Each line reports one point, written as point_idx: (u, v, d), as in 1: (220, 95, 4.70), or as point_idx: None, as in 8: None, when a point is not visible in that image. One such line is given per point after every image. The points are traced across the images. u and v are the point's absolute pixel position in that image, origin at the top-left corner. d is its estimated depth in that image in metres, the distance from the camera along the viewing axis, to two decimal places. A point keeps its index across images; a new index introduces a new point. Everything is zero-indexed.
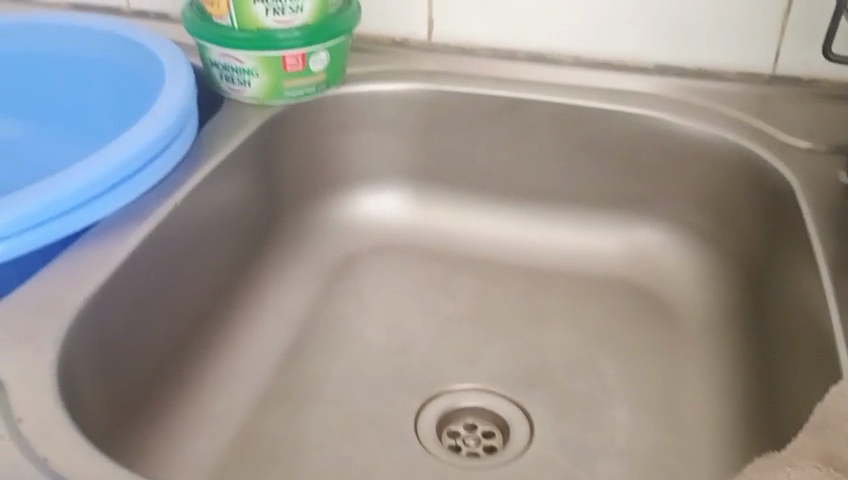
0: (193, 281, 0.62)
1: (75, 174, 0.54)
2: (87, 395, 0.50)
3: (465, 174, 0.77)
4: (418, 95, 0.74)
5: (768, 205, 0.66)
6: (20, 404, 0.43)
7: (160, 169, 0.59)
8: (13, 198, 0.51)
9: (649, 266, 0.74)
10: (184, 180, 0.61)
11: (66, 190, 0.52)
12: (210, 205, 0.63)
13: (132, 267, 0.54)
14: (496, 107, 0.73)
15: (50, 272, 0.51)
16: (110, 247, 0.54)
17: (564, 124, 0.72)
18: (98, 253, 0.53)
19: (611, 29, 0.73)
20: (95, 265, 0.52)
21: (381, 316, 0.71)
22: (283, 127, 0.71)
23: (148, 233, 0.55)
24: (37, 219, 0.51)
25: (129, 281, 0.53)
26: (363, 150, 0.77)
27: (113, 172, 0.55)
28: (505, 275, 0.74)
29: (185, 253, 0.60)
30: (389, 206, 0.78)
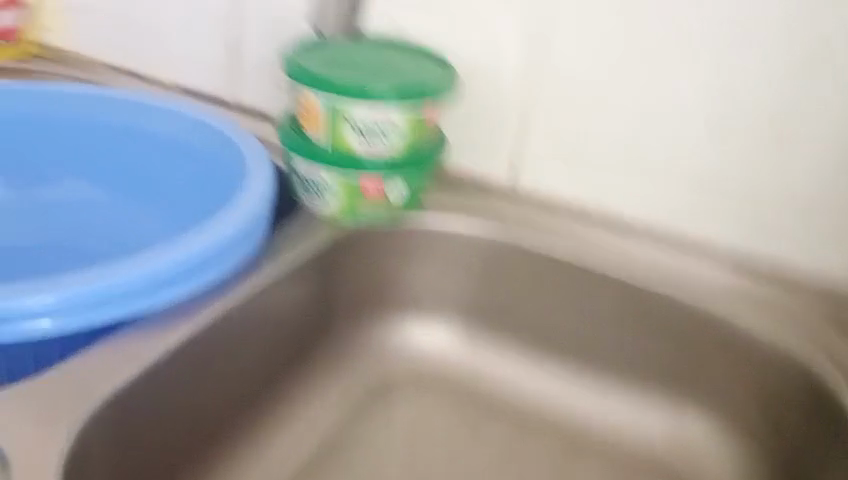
0: (226, 383, 0.61)
1: (137, 262, 0.55)
2: None
3: (519, 325, 0.76)
4: (487, 239, 0.74)
5: (822, 425, 0.62)
6: None
7: (221, 269, 0.59)
8: (72, 278, 0.52)
9: (689, 459, 0.71)
10: (245, 280, 0.61)
11: (123, 279, 0.53)
12: (265, 311, 0.63)
13: (167, 366, 0.53)
14: (560, 265, 0.72)
15: (86, 358, 0.51)
16: (151, 342, 0.54)
17: (625, 296, 0.71)
18: (136, 347, 0.53)
19: (691, 207, 0.71)
20: (130, 359, 0.52)
21: (405, 455, 0.70)
22: (350, 247, 0.72)
23: (192, 333, 0.55)
24: (88, 303, 0.52)
25: (161, 380, 0.53)
26: (423, 282, 0.77)
27: (172, 268, 0.55)
28: (536, 438, 0.72)
29: (228, 356, 0.60)
30: (437, 343, 0.78)
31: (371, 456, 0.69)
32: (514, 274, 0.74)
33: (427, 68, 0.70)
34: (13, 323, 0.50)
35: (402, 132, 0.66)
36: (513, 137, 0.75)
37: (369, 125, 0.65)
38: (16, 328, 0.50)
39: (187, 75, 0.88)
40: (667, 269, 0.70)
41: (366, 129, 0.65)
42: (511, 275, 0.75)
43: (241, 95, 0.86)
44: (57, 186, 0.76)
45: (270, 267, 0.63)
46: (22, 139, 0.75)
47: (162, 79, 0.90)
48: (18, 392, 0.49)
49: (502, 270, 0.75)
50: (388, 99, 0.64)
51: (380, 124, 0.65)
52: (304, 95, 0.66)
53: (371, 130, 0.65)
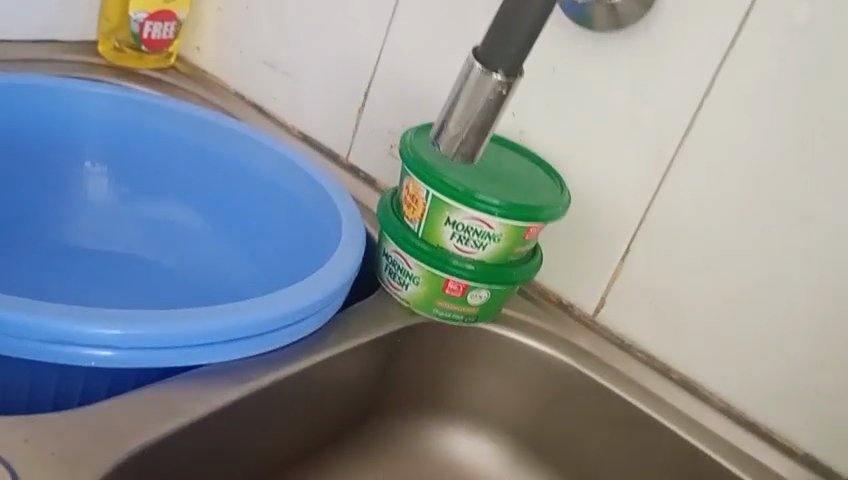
0: (262, 448, 0.60)
1: (219, 312, 0.54)
2: None
3: (566, 461, 0.74)
4: (557, 367, 0.72)
5: None
6: None
7: (286, 337, 0.58)
8: (143, 314, 0.51)
9: None
10: (312, 350, 0.60)
11: (202, 326, 0.52)
12: (316, 386, 0.61)
13: (210, 423, 0.52)
14: (625, 415, 0.70)
15: (133, 398, 0.50)
16: (202, 395, 0.52)
17: (683, 467, 0.68)
18: (186, 399, 0.51)
19: (777, 396, 0.67)
20: (177, 410, 0.50)
21: None
22: (418, 337, 0.71)
23: (243, 396, 0.54)
24: (152, 343, 0.51)
25: (199, 436, 0.52)
26: (482, 390, 0.75)
27: (242, 327, 0.54)
28: None
29: (268, 423, 0.58)
30: (479, 455, 0.76)
31: None
32: (574, 411, 0.72)
33: (541, 184, 0.69)
34: (80, 346, 0.49)
35: (499, 241, 0.65)
36: (609, 272, 0.73)
37: (466, 226, 0.64)
38: (79, 352, 0.49)
39: (311, 123, 0.89)
40: (733, 452, 0.67)
41: (465, 229, 0.65)
42: (572, 409, 0.72)
43: (356, 156, 0.87)
44: (162, 204, 0.79)
45: (339, 341, 0.62)
46: (139, 154, 0.78)
47: (284, 121, 0.92)
48: (74, 413, 0.47)
49: (565, 402, 0.73)
50: (491, 206, 0.63)
51: (477, 228, 0.64)
52: (410, 181, 0.66)
53: (470, 231, 0.65)
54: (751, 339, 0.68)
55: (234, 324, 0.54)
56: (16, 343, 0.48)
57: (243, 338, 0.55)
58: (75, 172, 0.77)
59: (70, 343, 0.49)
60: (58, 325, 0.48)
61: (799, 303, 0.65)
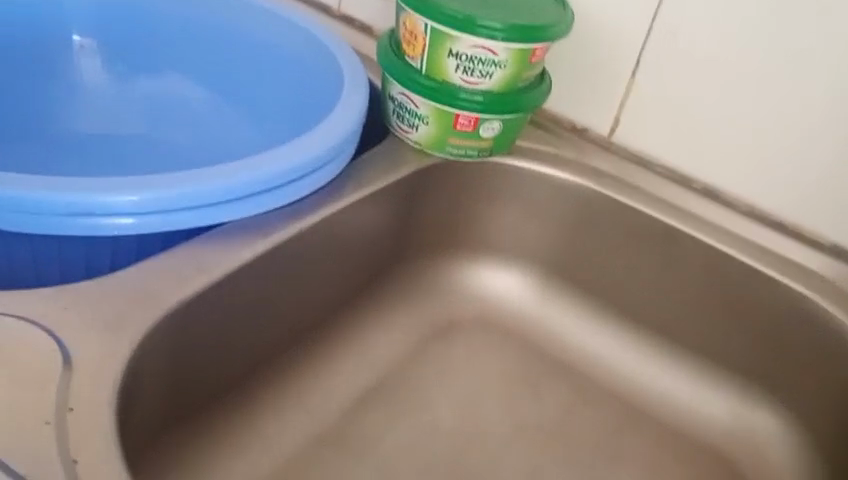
0: (294, 302, 0.62)
1: (233, 169, 0.53)
2: (144, 390, 0.49)
3: (594, 283, 0.75)
4: (576, 191, 0.72)
5: None
6: (81, 376, 0.42)
7: (304, 188, 0.58)
8: (158, 178, 0.51)
9: (748, 446, 0.69)
10: (331, 198, 0.60)
11: (220, 184, 0.52)
12: (339, 235, 0.62)
13: (239, 278, 0.53)
14: (648, 230, 0.70)
15: (160, 259, 0.50)
16: (228, 251, 0.53)
17: (710, 274, 0.68)
18: (213, 255, 0.52)
19: (799, 192, 0.67)
20: (205, 267, 0.51)
21: (459, 394, 0.70)
22: (435, 178, 0.70)
23: (268, 248, 0.54)
24: (171, 205, 0.51)
25: (230, 291, 0.52)
26: (504, 225, 0.76)
27: (258, 180, 0.54)
28: (598, 400, 0.71)
29: (296, 275, 0.59)
30: (508, 287, 0.77)
31: (429, 390, 0.69)
32: (598, 233, 0.72)
33: (543, 4, 0.67)
34: (100, 216, 0.49)
35: (505, 68, 0.63)
36: (621, 89, 0.71)
37: (470, 55, 0.62)
38: (100, 222, 0.49)
39: None
40: (760, 252, 0.67)
41: (469, 60, 0.63)
42: (597, 230, 0.72)
43: (348, 5, 0.84)
44: (156, 79, 0.77)
45: (357, 190, 0.62)
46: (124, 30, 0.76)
47: None
48: (103, 280, 0.48)
49: (587, 225, 0.73)
50: (494, 31, 0.61)
51: (482, 56, 0.62)
52: (408, 18, 0.64)
53: (474, 61, 0.63)
54: (771, 137, 0.66)
55: (250, 179, 0.53)
56: (37, 219, 0.49)
57: (261, 192, 0.55)
58: (63, 56, 0.75)
59: (89, 213, 0.49)
60: (74, 196, 0.48)
61: (819, 92, 0.63)
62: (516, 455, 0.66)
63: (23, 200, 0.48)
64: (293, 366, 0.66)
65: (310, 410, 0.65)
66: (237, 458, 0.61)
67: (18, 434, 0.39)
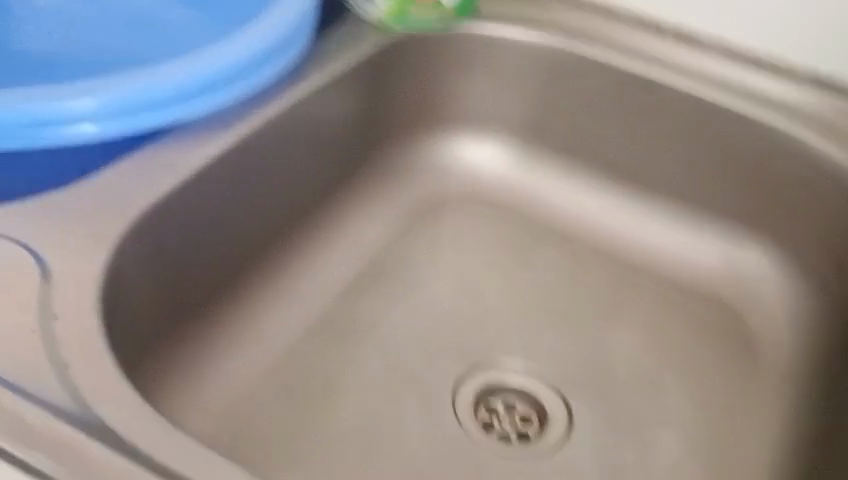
0: (267, 195, 0.60)
1: (185, 63, 0.51)
2: (131, 296, 0.51)
3: (573, 142, 0.73)
4: (545, 50, 0.69)
5: None
6: (60, 301, 0.45)
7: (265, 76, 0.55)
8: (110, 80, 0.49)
9: (742, 287, 0.69)
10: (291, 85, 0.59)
11: (172, 81, 0.50)
12: (305, 122, 0.60)
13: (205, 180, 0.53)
14: (622, 83, 0.68)
15: (118, 170, 0.52)
16: (190, 153, 0.53)
17: (690, 121, 0.67)
18: (175, 160, 0.53)
19: (774, 24, 0.65)
20: (167, 172, 0.52)
21: (450, 272, 0.69)
22: (399, 56, 0.68)
23: (230, 145, 0.55)
24: (126, 108, 0.49)
25: (198, 193, 0.53)
26: (476, 94, 0.73)
27: (213, 73, 0.51)
28: (588, 261, 0.72)
29: (268, 168, 0.59)
30: (487, 159, 0.75)
31: (419, 272, 0.69)
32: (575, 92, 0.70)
33: None
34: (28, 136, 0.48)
35: None
36: None
37: None
38: (56, 132, 0.48)
39: None
40: (739, 91, 0.66)
41: None
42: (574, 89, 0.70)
43: None
44: None
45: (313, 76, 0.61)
46: None
47: None
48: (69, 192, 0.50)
49: (559, 83, 0.70)
50: None
51: None
52: None
53: None
54: None
55: (204, 72, 0.51)
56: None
57: (218, 85, 0.52)
58: None
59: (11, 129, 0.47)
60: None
61: None
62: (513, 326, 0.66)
63: None
64: (278, 262, 0.65)
65: (301, 305, 0.65)
66: (234, 359, 0.61)
67: (19, 353, 0.42)
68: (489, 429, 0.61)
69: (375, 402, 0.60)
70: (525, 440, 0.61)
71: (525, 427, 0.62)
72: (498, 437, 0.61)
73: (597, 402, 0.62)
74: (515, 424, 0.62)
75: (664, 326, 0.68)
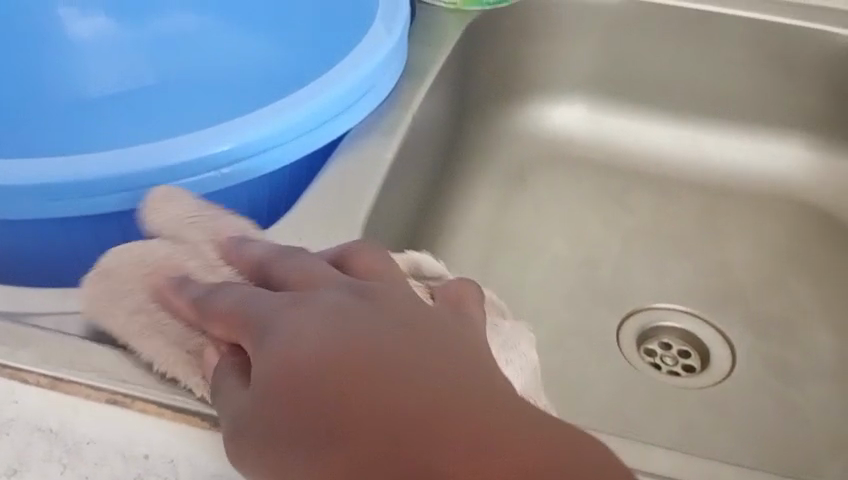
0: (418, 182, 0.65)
1: (266, 114, 0.51)
2: None
3: (641, 84, 0.79)
4: (619, 7, 0.75)
5: None
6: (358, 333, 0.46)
7: (364, 106, 0.57)
8: (192, 137, 0.49)
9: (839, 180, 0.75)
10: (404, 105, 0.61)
11: (261, 130, 0.50)
12: (428, 116, 0.64)
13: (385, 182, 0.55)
14: (685, 20, 0.74)
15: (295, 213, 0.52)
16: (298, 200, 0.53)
17: (758, 42, 0.73)
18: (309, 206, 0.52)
19: None
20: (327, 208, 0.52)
21: (565, 228, 0.75)
22: (488, 38, 0.74)
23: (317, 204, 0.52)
24: (213, 163, 0.49)
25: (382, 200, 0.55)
26: (552, 57, 0.79)
27: (294, 126, 0.52)
28: (681, 192, 0.78)
29: (410, 157, 0.62)
30: (575, 119, 0.81)
31: (538, 237, 0.74)
32: (640, 34, 0.76)
33: None
34: (199, 173, 0.49)
35: None
36: None
37: None
38: (140, 193, 0.48)
39: None
40: (797, 9, 0.72)
41: None
42: (634, 33, 0.76)
43: None
44: (169, 17, 0.74)
45: (418, 87, 0.63)
46: None
47: None
48: None
49: (633, 29, 0.76)
50: None
51: None
52: None
53: None
54: None
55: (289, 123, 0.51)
56: (124, 194, 0.48)
57: (303, 135, 0.53)
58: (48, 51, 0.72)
59: (190, 177, 0.49)
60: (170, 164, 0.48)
61: None
62: (636, 268, 0.72)
63: (66, 184, 0.46)
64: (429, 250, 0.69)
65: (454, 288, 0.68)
66: None
67: None
68: (660, 369, 0.66)
69: (558, 364, 0.65)
70: (693, 373, 0.66)
71: (687, 360, 0.68)
72: (671, 372, 0.66)
73: (741, 317, 0.69)
74: (678, 360, 0.68)
75: (768, 235, 0.74)
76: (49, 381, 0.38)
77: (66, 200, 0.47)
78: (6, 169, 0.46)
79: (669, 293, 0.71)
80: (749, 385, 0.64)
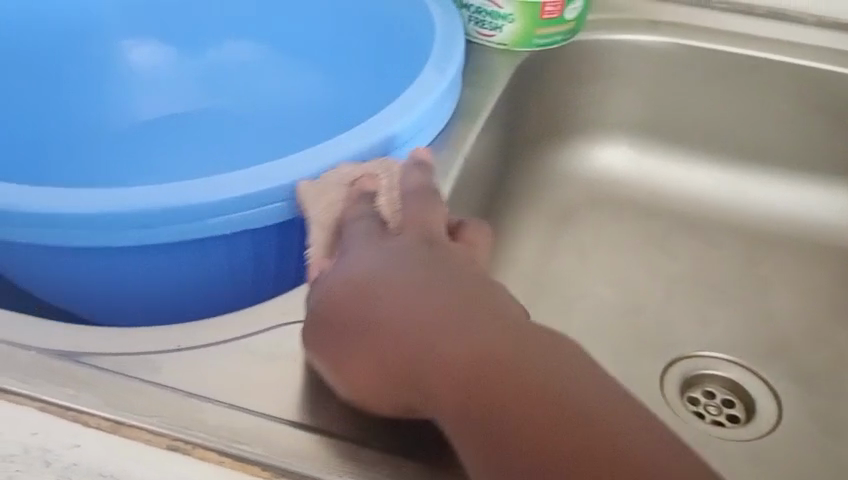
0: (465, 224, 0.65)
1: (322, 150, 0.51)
2: None
3: (685, 128, 0.79)
4: (664, 50, 0.74)
5: None
6: None
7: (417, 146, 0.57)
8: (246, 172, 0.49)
9: None
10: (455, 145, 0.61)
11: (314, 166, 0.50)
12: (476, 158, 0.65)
13: None
14: (731, 65, 0.73)
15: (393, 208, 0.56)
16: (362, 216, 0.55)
17: (805, 90, 0.73)
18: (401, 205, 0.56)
19: None
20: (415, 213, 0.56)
21: (607, 272, 0.75)
22: (533, 80, 0.74)
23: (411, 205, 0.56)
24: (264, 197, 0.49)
25: None
26: (595, 99, 0.78)
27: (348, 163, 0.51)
28: (725, 238, 0.77)
29: (460, 200, 0.62)
30: (619, 160, 0.81)
31: (580, 282, 0.74)
32: (687, 79, 0.76)
33: None
34: (241, 211, 0.49)
35: (513, 21, 0.70)
36: None
37: (480, 9, 0.69)
38: (192, 226, 0.49)
39: None
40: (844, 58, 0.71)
41: (478, 13, 0.70)
42: (679, 78, 0.76)
43: None
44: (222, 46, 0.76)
45: (471, 129, 0.63)
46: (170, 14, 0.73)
47: None
48: None
49: (678, 73, 0.76)
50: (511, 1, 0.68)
51: (490, 10, 0.69)
52: None
53: (485, 16, 0.70)
54: None
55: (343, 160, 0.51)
56: (175, 226, 0.48)
57: None
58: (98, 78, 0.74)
59: (233, 214, 0.49)
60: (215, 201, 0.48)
61: None
62: (678, 315, 0.72)
63: (122, 215, 0.47)
64: None
65: None
66: None
67: None
68: (704, 418, 0.66)
69: None
70: (738, 423, 0.66)
71: (731, 409, 0.67)
72: (716, 421, 0.66)
73: (785, 368, 0.68)
74: (722, 409, 0.67)
75: (812, 285, 0.74)
76: (111, 424, 0.38)
77: (120, 230, 0.48)
78: (62, 200, 0.47)
79: (713, 341, 0.70)
80: (793, 437, 0.63)
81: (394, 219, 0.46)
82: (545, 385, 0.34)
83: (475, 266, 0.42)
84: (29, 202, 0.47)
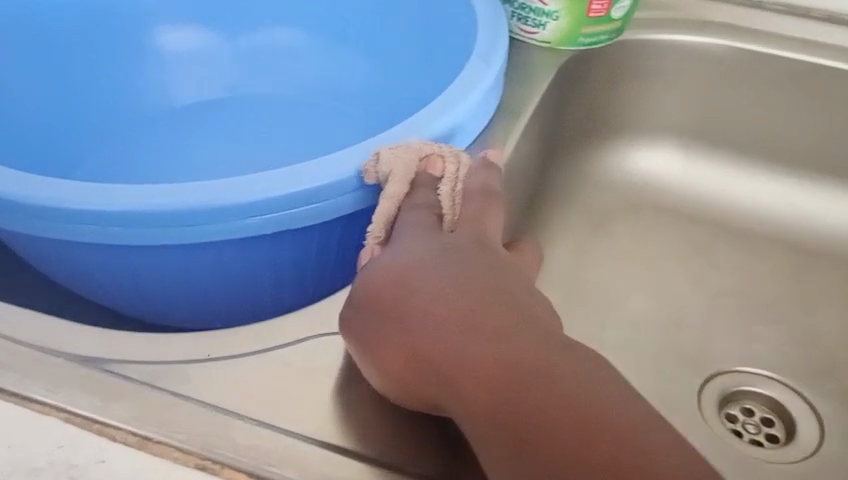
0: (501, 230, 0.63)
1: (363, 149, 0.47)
2: None
3: (731, 135, 0.76)
4: (714, 52, 0.71)
5: None
6: None
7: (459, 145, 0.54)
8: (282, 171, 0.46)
9: None
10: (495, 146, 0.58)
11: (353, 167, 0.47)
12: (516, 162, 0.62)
13: None
14: (785, 71, 0.70)
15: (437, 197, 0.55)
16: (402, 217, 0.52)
17: None
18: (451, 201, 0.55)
19: None
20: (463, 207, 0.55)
21: (645, 281, 0.73)
22: (576, 80, 0.71)
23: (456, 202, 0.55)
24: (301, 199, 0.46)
25: None
26: (639, 100, 0.75)
27: None
28: (767, 251, 0.75)
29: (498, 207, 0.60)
30: (662, 163, 0.78)
31: (617, 291, 0.72)
32: (737, 83, 0.72)
33: None
34: (281, 211, 0.46)
35: (557, 19, 0.67)
36: None
37: (524, 5, 0.67)
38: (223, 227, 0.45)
39: None
40: None
41: (521, 9, 0.67)
42: (728, 81, 0.73)
43: None
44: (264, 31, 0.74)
45: (512, 130, 0.61)
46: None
47: None
48: None
49: (728, 77, 0.72)
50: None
51: (534, 8, 0.67)
52: None
53: (529, 13, 0.67)
54: None
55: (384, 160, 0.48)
56: (205, 228, 0.45)
57: None
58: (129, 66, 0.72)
59: (272, 214, 0.46)
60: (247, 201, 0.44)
61: None
62: (718, 329, 0.69)
63: (149, 215, 0.44)
64: None
65: None
66: None
67: None
68: (742, 436, 0.64)
69: None
70: (777, 443, 0.63)
71: (770, 429, 0.65)
72: (754, 440, 0.63)
73: (827, 390, 0.66)
74: (761, 427, 0.65)
75: None
76: (138, 439, 0.37)
77: (148, 229, 0.45)
78: (84, 194, 0.44)
79: (753, 357, 0.68)
80: (834, 463, 0.61)
81: (451, 212, 0.46)
82: (577, 390, 0.33)
83: (517, 276, 0.41)
84: (50, 195, 0.44)
